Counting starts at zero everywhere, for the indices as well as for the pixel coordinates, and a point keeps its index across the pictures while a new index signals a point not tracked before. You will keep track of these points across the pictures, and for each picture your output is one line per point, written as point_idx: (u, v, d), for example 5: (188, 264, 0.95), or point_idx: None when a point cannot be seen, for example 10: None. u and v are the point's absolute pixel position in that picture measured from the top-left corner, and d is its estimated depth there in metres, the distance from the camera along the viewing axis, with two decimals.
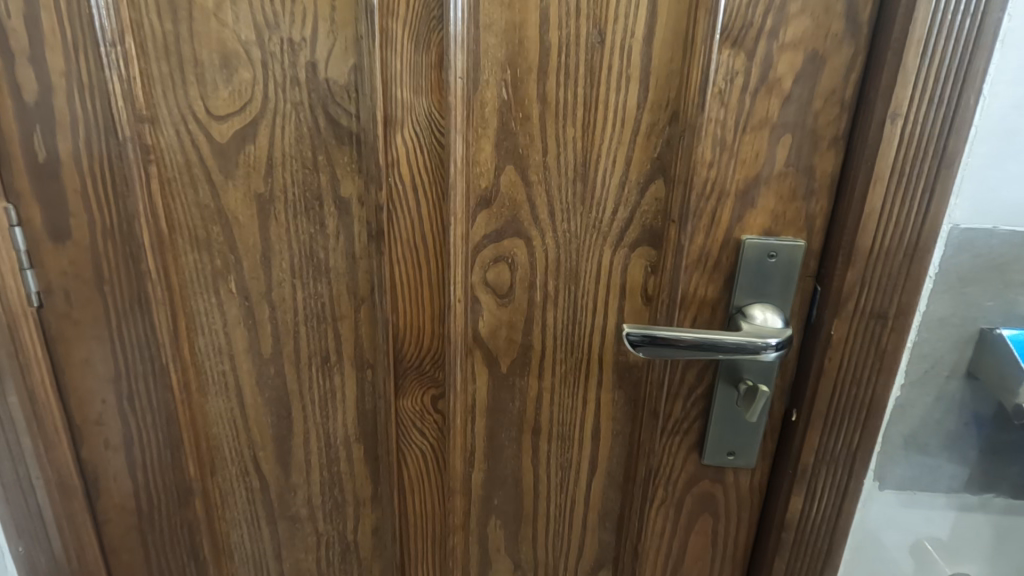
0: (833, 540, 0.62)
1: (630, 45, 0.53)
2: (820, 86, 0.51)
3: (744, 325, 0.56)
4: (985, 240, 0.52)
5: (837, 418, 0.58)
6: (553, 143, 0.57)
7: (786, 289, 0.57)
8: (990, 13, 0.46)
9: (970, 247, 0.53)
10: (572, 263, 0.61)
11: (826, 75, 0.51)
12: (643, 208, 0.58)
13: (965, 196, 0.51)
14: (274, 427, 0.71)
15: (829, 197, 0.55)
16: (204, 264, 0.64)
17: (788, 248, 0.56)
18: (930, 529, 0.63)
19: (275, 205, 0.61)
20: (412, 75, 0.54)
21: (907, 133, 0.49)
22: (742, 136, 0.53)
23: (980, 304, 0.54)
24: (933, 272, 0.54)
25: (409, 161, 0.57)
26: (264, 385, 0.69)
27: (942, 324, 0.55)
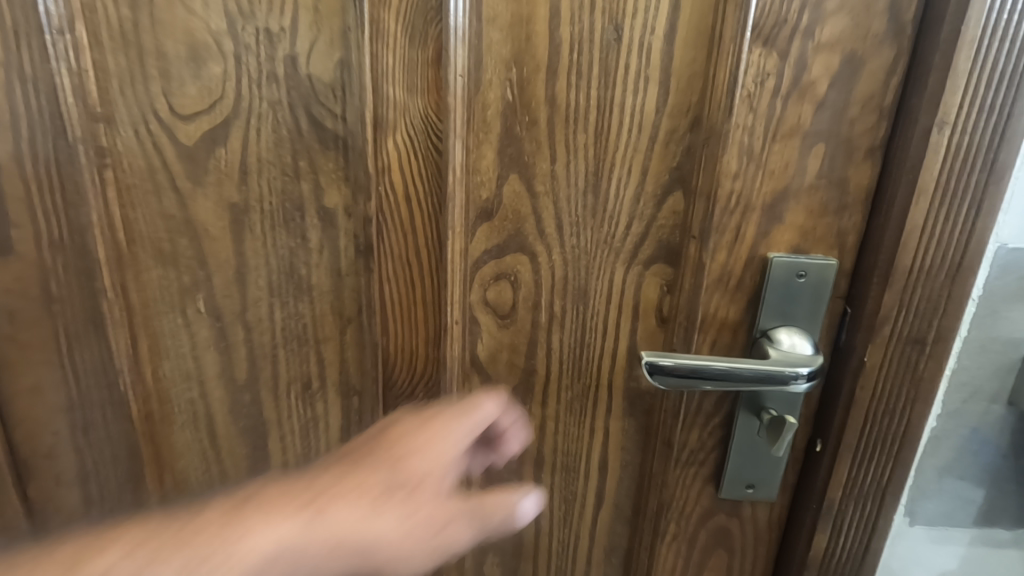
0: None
1: (650, 43, 0.48)
2: (857, 91, 0.47)
3: (770, 351, 0.51)
4: None
5: (868, 451, 0.53)
6: (563, 150, 0.51)
7: (813, 312, 0.53)
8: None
9: (1017, 267, 0.49)
10: (581, 282, 0.55)
11: (864, 79, 0.47)
12: (659, 222, 0.53)
13: (1013, 212, 0.47)
14: (249, 459, 0.64)
15: (862, 212, 0.50)
16: (169, 281, 0.57)
17: (818, 267, 0.51)
18: (962, 567, 0.60)
19: (250, 215, 0.54)
20: (406, 72, 0.48)
21: (955, 144, 0.45)
22: (772, 145, 0.49)
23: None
24: (977, 293, 0.49)
25: (402, 167, 0.51)
26: (237, 413, 0.62)
27: (983, 349, 0.51)
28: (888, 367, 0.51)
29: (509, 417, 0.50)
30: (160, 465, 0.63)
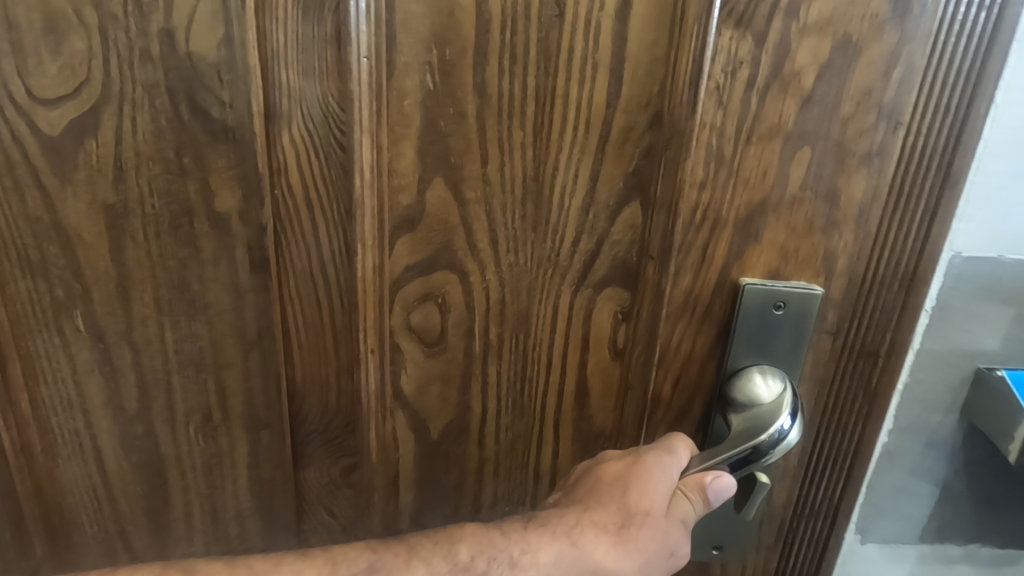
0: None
1: (599, 20, 0.39)
2: (852, 85, 0.38)
3: (733, 417, 0.44)
4: (990, 270, 0.43)
5: (817, 470, 0.47)
6: (496, 149, 0.43)
7: (792, 349, 0.44)
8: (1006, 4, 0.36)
9: (973, 278, 0.43)
10: (520, 306, 0.47)
11: (861, 70, 0.38)
12: (613, 238, 0.44)
13: (971, 219, 0.42)
14: (146, 498, 0.56)
15: (854, 231, 0.41)
16: (41, 295, 0.48)
17: (800, 296, 0.42)
18: None
19: (131, 220, 0.46)
20: (301, 52, 0.40)
21: (909, 147, 0.39)
22: (746, 148, 0.40)
23: (981, 342, 0.45)
24: (930, 306, 0.44)
25: (300, 168, 0.42)
26: (130, 447, 0.54)
27: (938, 362, 0.46)
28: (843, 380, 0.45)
29: (613, 517, 0.42)
30: (49, 500, 0.55)
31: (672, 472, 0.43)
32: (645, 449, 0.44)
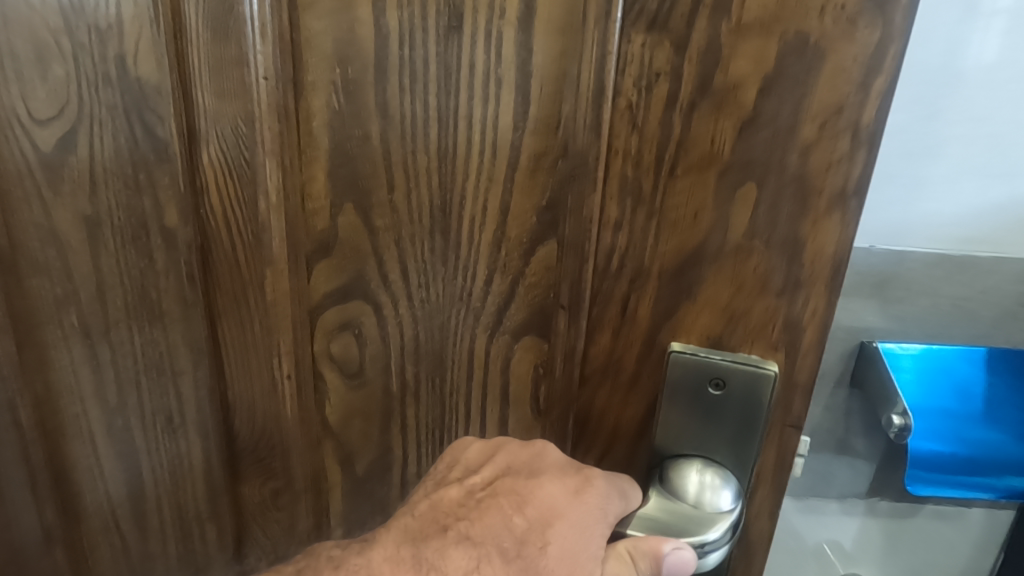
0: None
1: (500, 29, 0.34)
2: (814, 101, 0.28)
3: (653, 496, 0.34)
4: (863, 258, 0.51)
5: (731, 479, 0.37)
6: (401, 174, 0.39)
7: (740, 440, 0.34)
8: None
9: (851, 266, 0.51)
10: (435, 347, 0.42)
11: (824, 81, 0.28)
12: (528, 281, 0.38)
13: None
14: (127, 486, 0.60)
15: (827, 297, 0.31)
16: (45, 295, 0.54)
17: (747, 374, 0.33)
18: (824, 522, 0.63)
19: (106, 232, 0.50)
20: (213, 73, 0.39)
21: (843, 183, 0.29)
22: (671, 182, 0.31)
23: (863, 316, 0.53)
24: None
25: (219, 188, 0.42)
26: (114, 438, 0.58)
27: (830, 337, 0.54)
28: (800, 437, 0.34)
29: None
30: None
31: (607, 520, 0.34)
32: (594, 484, 0.34)
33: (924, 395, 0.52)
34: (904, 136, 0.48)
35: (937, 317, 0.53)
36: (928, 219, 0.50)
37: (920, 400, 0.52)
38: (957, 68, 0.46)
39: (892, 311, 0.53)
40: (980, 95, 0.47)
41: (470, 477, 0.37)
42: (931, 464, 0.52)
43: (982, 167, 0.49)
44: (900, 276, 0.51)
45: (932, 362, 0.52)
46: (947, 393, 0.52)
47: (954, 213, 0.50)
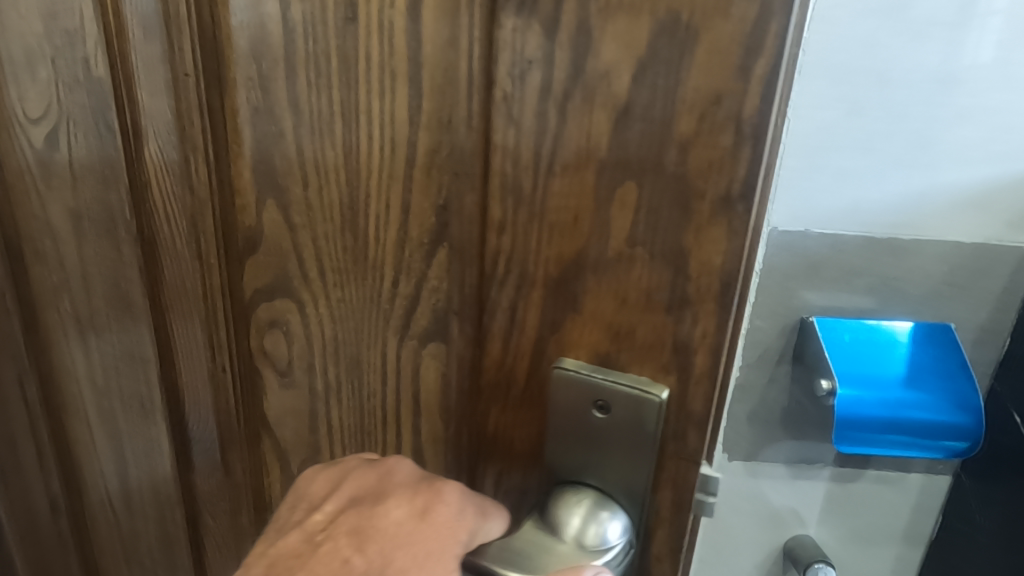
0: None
1: (390, 19, 0.32)
2: (689, 89, 0.24)
3: (527, 524, 0.31)
4: (800, 241, 0.63)
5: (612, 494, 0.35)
6: (313, 172, 0.38)
7: (631, 469, 0.31)
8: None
9: (789, 248, 0.64)
10: (352, 348, 0.41)
11: (703, 68, 0.24)
12: (430, 283, 0.36)
13: (783, 202, 0.62)
14: (114, 464, 0.64)
15: (719, 316, 0.27)
16: (44, 284, 0.59)
17: (630, 397, 0.29)
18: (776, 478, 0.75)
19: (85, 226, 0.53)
20: (150, 72, 0.41)
21: (727, 184, 0.25)
22: (550, 181, 0.28)
23: (804, 296, 0.65)
24: (759, 266, 0.64)
25: (161, 183, 0.44)
26: (102, 417, 0.62)
27: (774, 314, 0.66)
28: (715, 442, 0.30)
29: None
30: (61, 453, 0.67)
31: (458, 543, 0.33)
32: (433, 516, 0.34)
33: (855, 364, 0.62)
34: (915, 135, 0.59)
35: (950, 297, 0.65)
36: (872, 207, 0.62)
37: (851, 369, 0.62)
38: (949, 69, 0.57)
39: (908, 300, 0.65)
40: (974, 94, 0.58)
41: (314, 515, 0.37)
42: (887, 425, 0.60)
43: (997, 152, 0.59)
44: (834, 260, 0.64)
45: (860, 343, 0.64)
46: (875, 364, 0.63)
47: (974, 192, 0.61)
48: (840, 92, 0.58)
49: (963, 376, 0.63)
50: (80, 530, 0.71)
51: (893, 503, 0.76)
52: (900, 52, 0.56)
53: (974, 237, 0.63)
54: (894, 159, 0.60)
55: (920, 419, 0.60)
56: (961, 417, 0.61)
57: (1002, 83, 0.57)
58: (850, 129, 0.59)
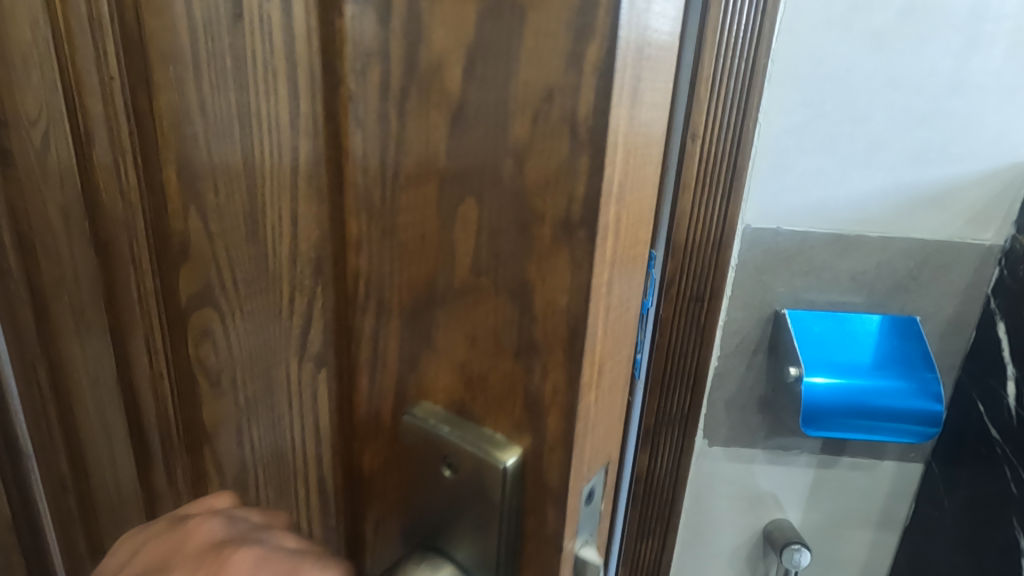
0: (675, 488, 0.67)
1: (269, 13, 0.29)
2: (520, 84, 0.19)
3: None
4: (772, 238, 0.61)
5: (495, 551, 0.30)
6: (222, 178, 0.36)
7: (486, 545, 0.25)
8: (766, 47, 0.53)
9: (761, 243, 0.62)
10: (262, 367, 0.38)
11: (537, 58, 0.19)
12: (320, 302, 0.33)
13: (752, 201, 0.60)
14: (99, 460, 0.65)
15: (570, 371, 0.22)
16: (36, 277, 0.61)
17: (475, 459, 0.24)
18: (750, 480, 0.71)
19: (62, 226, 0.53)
20: (94, 75, 0.41)
21: (569, 204, 0.20)
22: (396, 195, 0.24)
23: (773, 289, 0.63)
24: (733, 264, 0.62)
25: (107, 179, 0.44)
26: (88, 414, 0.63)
27: (747, 305, 0.64)
28: (587, 488, 0.24)
29: None
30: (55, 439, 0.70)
31: None
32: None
33: (823, 351, 0.61)
34: (903, 138, 0.58)
35: (915, 288, 0.63)
36: (852, 204, 0.60)
37: (818, 354, 0.60)
38: (951, 75, 0.56)
39: (879, 292, 0.63)
40: (973, 96, 0.57)
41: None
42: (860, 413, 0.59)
43: (960, 153, 0.58)
44: (806, 254, 0.62)
45: (831, 333, 0.62)
46: (841, 350, 0.61)
47: (938, 189, 0.60)
48: (806, 98, 0.57)
49: (931, 369, 0.61)
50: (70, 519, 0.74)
51: (873, 493, 0.71)
52: (899, 57, 0.56)
53: (938, 234, 0.61)
54: (867, 159, 0.59)
55: (885, 404, 0.59)
56: (924, 402, 0.59)
57: (966, 89, 0.56)
58: (828, 129, 0.58)
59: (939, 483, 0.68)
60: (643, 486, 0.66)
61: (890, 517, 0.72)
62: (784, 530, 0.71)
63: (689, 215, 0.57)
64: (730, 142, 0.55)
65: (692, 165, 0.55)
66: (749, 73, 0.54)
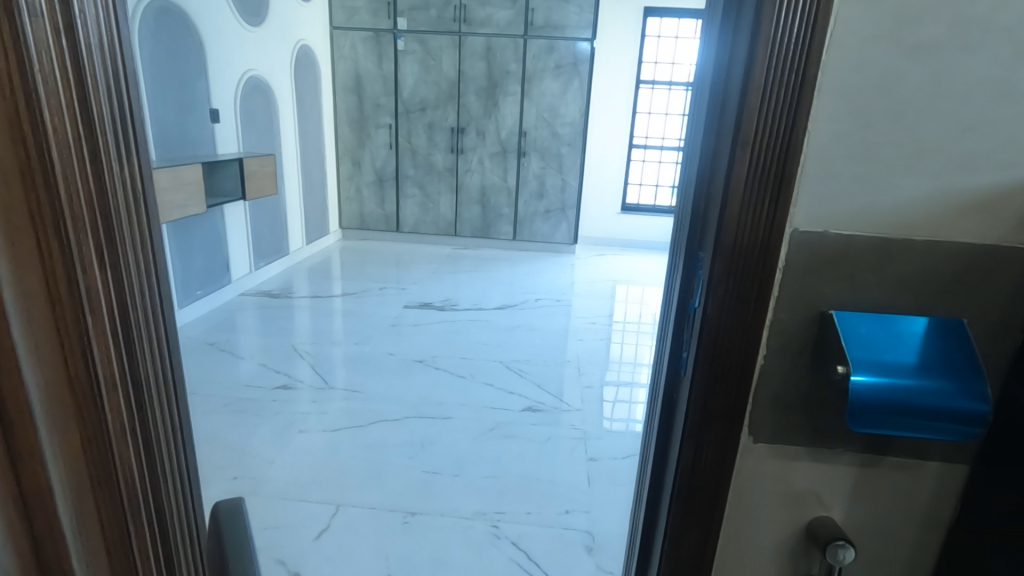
0: (721, 485, 0.68)
1: None
2: None
3: None
4: (820, 241, 0.59)
5: None
6: None
7: None
8: (815, 60, 0.53)
9: (809, 246, 0.59)
10: None
11: None
12: None
13: (800, 204, 0.58)
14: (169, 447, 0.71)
15: None
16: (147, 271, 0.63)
17: None
18: (792, 480, 0.69)
19: (105, 203, 0.56)
20: None
21: None
22: None
23: (821, 291, 0.61)
24: (781, 265, 0.60)
25: None
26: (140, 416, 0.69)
27: (794, 305, 0.61)
28: None
29: None
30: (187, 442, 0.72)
31: None
32: None
33: (871, 350, 0.58)
34: (960, 143, 0.56)
35: (959, 291, 0.60)
36: (903, 209, 0.58)
37: (867, 354, 0.58)
38: (1007, 81, 0.54)
39: (925, 293, 0.60)
40: None
41: None
42: (897, 409, 0.58)
43: (1007, 160, 0.56)
44: (852, 257, 0.59)
45: (879, 331, 0.60)
46: (888, 349, 0.59)
47: (992, 196, 0.57)
48: (856, 104, 0.55)
49: (977, 370, 0.58)
50: (200, 508, 0.78)
51: (917, 492, 0.69)
52: (949, 64, 0.53)
53: (985, 239, 0.58)
54: (914, 164, 0.57)
55: (926, 403, 0.57)
56: (970, 402, 0.57)
57: (1017, 98, 0.54)
58: (883, 131, 0.56)
59: (984, 485, 0.65)
60: (686, 480, 0.67)
61: (932, 516, 0.70)
62: (828, 527, 0.68)
63: (738, 216, 0.57)
64: (779, 146, 0.55)
65: (742, 170, 0.56)
66: (800, 79, 0.53)
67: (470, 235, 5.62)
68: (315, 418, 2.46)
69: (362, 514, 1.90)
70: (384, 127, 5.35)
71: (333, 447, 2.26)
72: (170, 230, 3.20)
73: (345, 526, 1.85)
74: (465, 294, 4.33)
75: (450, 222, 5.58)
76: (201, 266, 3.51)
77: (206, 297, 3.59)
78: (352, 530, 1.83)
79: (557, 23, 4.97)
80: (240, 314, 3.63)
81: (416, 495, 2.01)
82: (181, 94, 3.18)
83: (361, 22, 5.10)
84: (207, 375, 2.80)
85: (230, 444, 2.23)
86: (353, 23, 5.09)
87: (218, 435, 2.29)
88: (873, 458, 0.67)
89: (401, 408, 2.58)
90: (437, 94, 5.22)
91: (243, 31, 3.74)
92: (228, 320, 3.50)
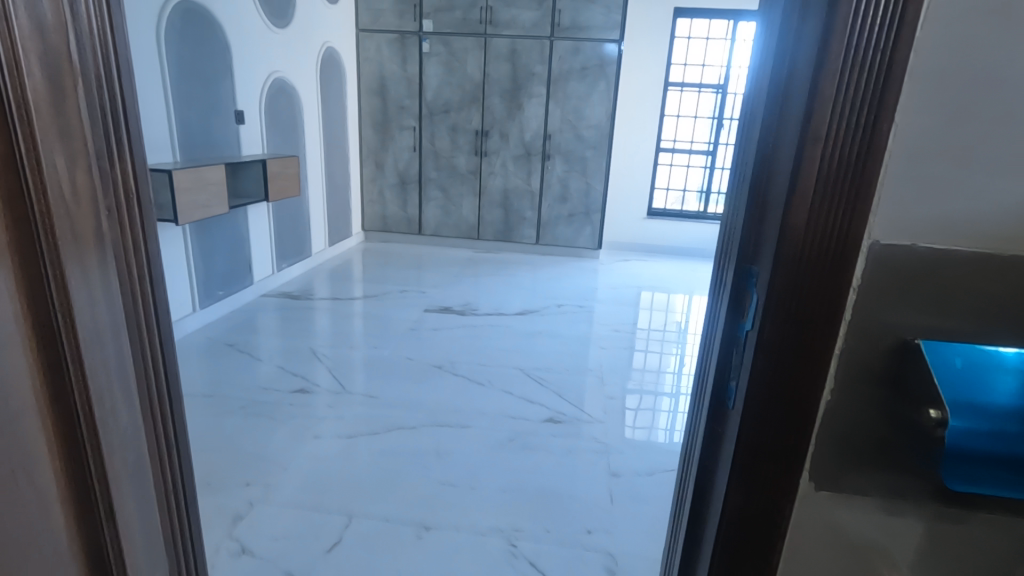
0: (775, 534, 0.59)
1: None
2: None
3: None
4: (905, 257, 0.50)
5: None
6: None
7: None
8: (907, 36, 0.44)
9: (891, 263, 0.50)
10: None
11: None
12: None
13: (882, 212, 0.49)
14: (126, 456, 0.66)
15: None
16: (130, 282, 0.64)
17: None
18: (859, 533, 0.59)
19: (23, 207, 0.53)
20: None
21: None
22: None
23: (903, 316, 0.51)
24: (857, 284, 0.51)
25: None
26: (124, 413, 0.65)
27: (872, 331, 0.52)
28: None
29: None
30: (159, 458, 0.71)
31: None
32: None
33: (972, 390, 0.48)
34: None
35: None
36: (1004, 219, 0.48)
37: (967, 394, 0.48)
38: None
39: None
40: None
41: None
42: (997, 460, 0.48)
43: None
44: (942, 277, 0.50)
45: (983, 366, 0.49)
46: (993, 389, 0.49)
47: None
48: (953, 94, 0.46)
49: None
50: (159, 523, 0.73)
51: (1010, 557, 0.58)
52: None
53: None
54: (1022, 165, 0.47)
55: None
56: None
57: None
58: (986, 125, 0.46)
59: None
60: (735, 527, 0.59)
61: None
62: None
63: (805, 223, 0.49)
64: (857, 141, 0.46)
65: (812, 170, 0.47)
66: (886, 62, 0.45)
67: (492, 239, 5.55)
68: (331, 423, 2.41)
69: (375, 527, 1.83)
70: (408, 129, 5.33)
71: (347, 455, 2.20)
72: (193, 230, 3.20)
73: (357, 538, 1.78)
74: (486, 298, 4.26)
75: (472, 225, 5.53)
76: (223, 267, 3.51)
77: (228, 298, 3.60)
78: (365, 543, 1.77)
79: (584, 24, 4.88)
80: (261, 316, 3.62)
81: (430, 508, 1.94)
82: (205, 94, 3.18)
83: (387, 24, 5.08)
84: (225, 377, 2.78)
85: (244, 449, 2.19)
86: (379, 25, 5.08)
87: (233, 438, 2.26)
88: (960, 514, 0.57)
89: (419, 415, 2.51)
90: (461, 96, 5.17)
91: (268, 32, 3.74)
92: (249, 321, 3.49)
